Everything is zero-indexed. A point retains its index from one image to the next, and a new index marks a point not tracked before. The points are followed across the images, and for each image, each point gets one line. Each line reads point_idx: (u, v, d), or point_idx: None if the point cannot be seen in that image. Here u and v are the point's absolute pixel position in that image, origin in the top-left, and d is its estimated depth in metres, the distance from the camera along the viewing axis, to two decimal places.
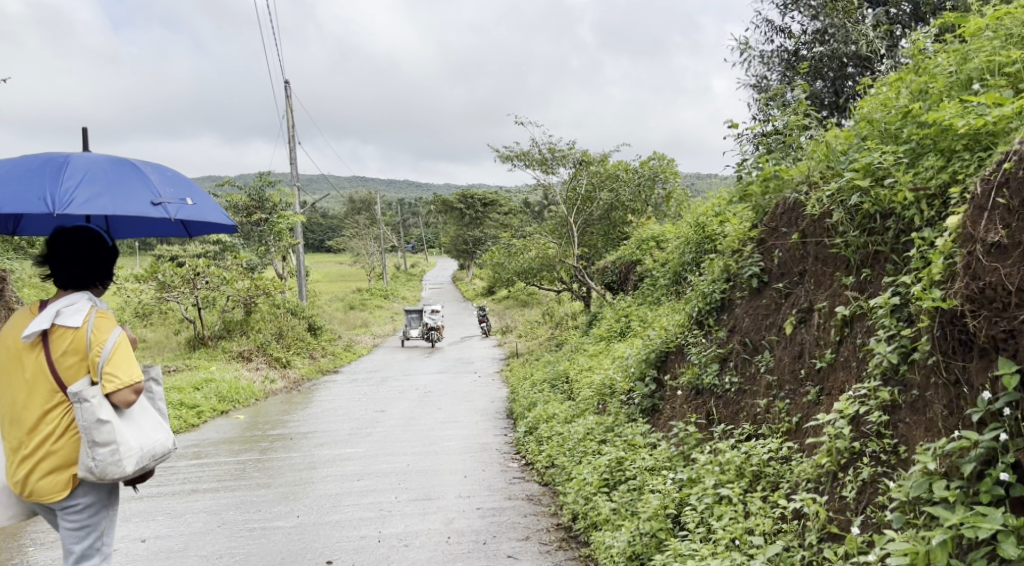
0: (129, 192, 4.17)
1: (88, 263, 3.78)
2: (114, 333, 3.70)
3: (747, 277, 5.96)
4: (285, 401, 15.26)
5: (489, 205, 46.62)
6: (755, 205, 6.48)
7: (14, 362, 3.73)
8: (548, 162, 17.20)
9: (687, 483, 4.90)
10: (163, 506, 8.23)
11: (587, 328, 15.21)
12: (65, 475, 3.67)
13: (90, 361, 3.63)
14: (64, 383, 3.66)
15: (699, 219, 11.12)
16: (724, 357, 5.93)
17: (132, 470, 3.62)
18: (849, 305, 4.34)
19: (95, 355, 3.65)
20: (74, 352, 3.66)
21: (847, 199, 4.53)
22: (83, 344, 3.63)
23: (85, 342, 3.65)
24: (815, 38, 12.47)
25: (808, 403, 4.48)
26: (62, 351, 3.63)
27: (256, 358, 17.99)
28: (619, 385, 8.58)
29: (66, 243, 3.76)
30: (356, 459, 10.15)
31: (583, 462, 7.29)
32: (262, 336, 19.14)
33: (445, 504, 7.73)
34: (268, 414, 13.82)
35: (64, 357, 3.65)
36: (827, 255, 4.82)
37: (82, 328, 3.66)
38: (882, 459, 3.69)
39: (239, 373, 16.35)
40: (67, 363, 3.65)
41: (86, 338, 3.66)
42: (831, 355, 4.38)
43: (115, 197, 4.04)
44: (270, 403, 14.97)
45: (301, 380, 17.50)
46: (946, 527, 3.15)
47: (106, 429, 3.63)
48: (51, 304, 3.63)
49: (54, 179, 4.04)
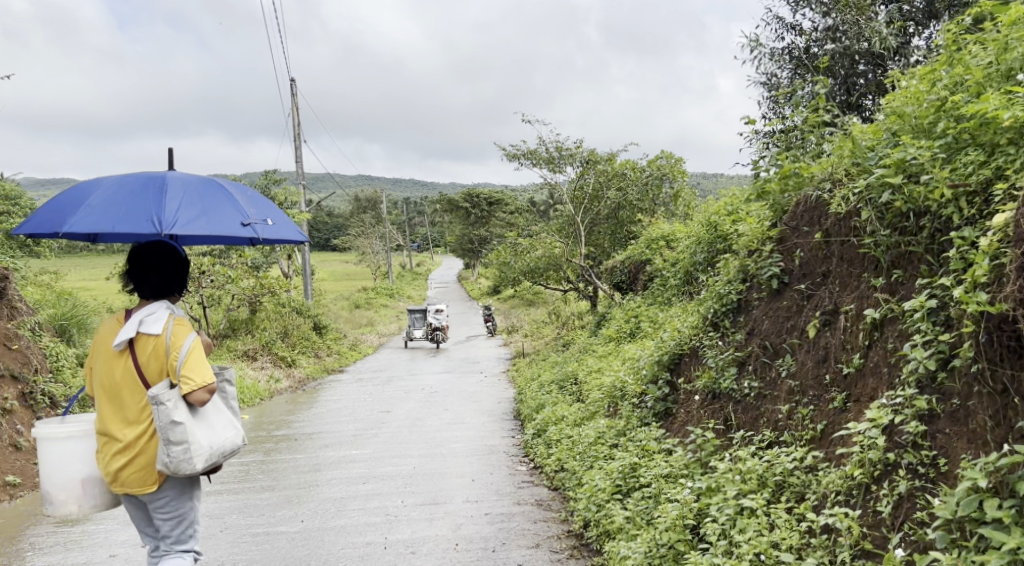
0: (224, 214, 4.74)
1: (171, 281, 4.09)
2: (189, 339, 4.00)
3: (765, 277, 5.77)
4: (291, 400, 15.11)
5: (494, 204, 46.42)
6: (773, 203, 6.29)
7: (103, 366, 4.06)
8: (555, 160, 17.00)
9: (706, 492, 4.71)
10: None
11: (595, 328, 15.01)
12: (143, 470, 3.96)
13: (168, 365, 3.93)
14: (146, 385, 3.97)
15: (710, 218, 10.92)
16: (742, 361, 5.74)
17: (206, 465, 3.89)
18: (879, 308, 4.17)
19: (172, 360, 3.95)
20: (154, 356, 3.97)
21: (877, 196, 4.36)
22: (162, 349, 3.94)
23: (164, 347, 3.96)
24: (826, 35, 12.21)
25: (834, 410, 4.30)
26: (143, 356, 3.94)
27: (261, 358, 17.84)
28: (629, 387, 8.40)
29: (149, 262, 4.05)
30: (361, 461, 9.98)
31: (595, 467, 7.10)
32: (267, 334, 19.01)
33: (453, 509, 7.56)
34: (272, 414, 13.66)
35: (145, 361, 3.96)
36: (854, 255, 4.65)
37: (161, 335, 3.97)
38: (919, 472, 3.52)
39: (244, 372, 16.20)
40: (148, 367, 3.96)
41: (165, 344, 3.97)
42: (859, 360, 4.21)
43: (211, 218, 4.66)
44: (275, 403, 14.83)
45: (306, 380, 17.35)
46: (1003, 550, 2.95)
47: (182, 428, 3.91)
48: (134, 313, 3.96)
49: (152, 201, 4.60)
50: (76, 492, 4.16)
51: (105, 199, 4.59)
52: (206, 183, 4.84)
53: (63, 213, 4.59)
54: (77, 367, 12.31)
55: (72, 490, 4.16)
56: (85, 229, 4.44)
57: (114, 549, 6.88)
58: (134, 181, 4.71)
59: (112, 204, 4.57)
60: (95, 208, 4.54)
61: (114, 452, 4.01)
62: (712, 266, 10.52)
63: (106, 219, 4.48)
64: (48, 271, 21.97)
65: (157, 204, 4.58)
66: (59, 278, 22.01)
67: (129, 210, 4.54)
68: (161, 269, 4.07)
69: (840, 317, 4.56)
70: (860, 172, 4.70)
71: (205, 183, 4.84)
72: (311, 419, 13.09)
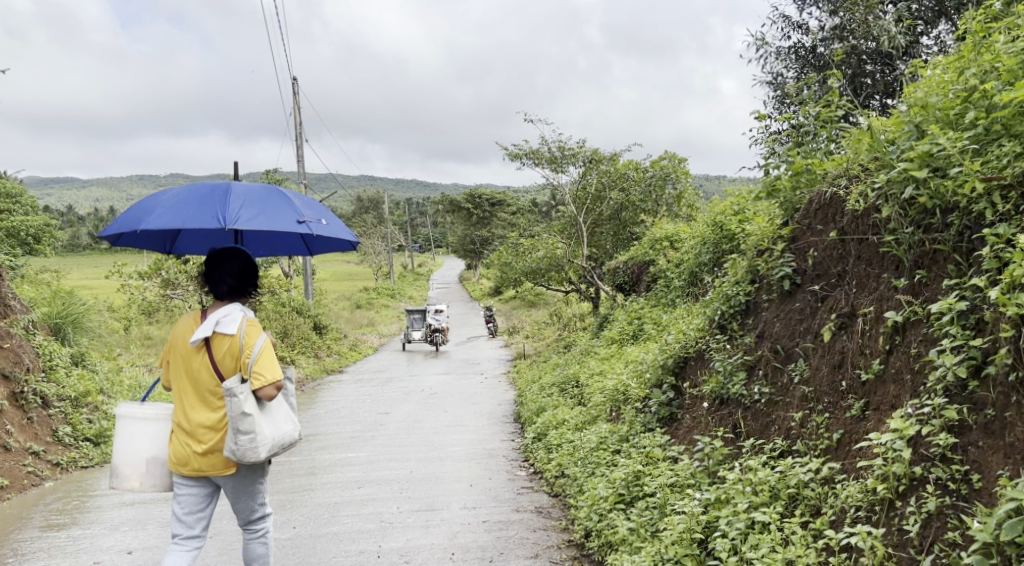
0: (279, 214, 4.87)
1: (239, 275, 4.33)
2: (262, 339, 4.24)
3: (776, 277, 5.54)
4: None
5: (497, 205, 46.14)
6: (784, 200, 6.06)
7: (181, 361, 4.31)
8: (558, 160, 16.75)
9: (715, 504, 4.46)
10: (156, 513, 7.82)
11: (597, 329, 14.76)
12: (214, 458, 4.21)
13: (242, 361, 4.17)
14: (220, 379, 4.22)
15: (715, 219, 10.66)
16: (752, 365, 5.52)
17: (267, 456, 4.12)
18: (901, 311, 3.97)
19: (245, 357, 4.19)
20: (229, 353, 4.21)
21: (900, 191, 4.14)
22: (236, 347, 4.18)
23: (238, 345, 4.20)
24: (834, 34, 11.97)
25: (851, 419, 4.08)
26: (218, 353, 4.18)
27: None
28: (632, 391, 8.15)
29: (220, 263, 4.30)
30: (358, 465, 9.75)
31: (597, 474, 6.86)
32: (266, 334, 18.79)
33: (449, 516, 7.32)
34: None
35: (221, 357, 4.20)
36: (873, 255, 4.43)
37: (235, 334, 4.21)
38: (950, 488, 3.33)
39: None
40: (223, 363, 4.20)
41: (239, 343, 4.21)
42: (879, 366, 3.99)
43: (269, 216, 4.83)
44: None
45: (304, 380, 17.11)
46: None
47: (252, 419, 4.14)
48: (211, 312, 4.20)
49: (218, 201, 4.81)
50: (139, 469, 4.50)
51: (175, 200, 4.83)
52: (262, 187, 5.00)
53: (137, 214, 4.85)
54: (70, 366, 12.07)
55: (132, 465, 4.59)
56: (156, 226, 4.69)
57: (98, 555, 6.63)
58: (202, 184, 4.95)
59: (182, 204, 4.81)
60: (165, 209, 4.78)
61: (186, 440, 4.26)
62: (718, 267, 10.27)
63: (176, 218, 4.71)
64: (48, 270, 21.79)
65: (221, 203, 4.79)
66: (59, 276, 21.81)
67: (196, 210, 4.77)
68: (228, 261, 4.31)
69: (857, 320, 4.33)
70: (879, 167, 4.48)
71: (262, 187, 5.00)
72: (308, 421, 12.85)
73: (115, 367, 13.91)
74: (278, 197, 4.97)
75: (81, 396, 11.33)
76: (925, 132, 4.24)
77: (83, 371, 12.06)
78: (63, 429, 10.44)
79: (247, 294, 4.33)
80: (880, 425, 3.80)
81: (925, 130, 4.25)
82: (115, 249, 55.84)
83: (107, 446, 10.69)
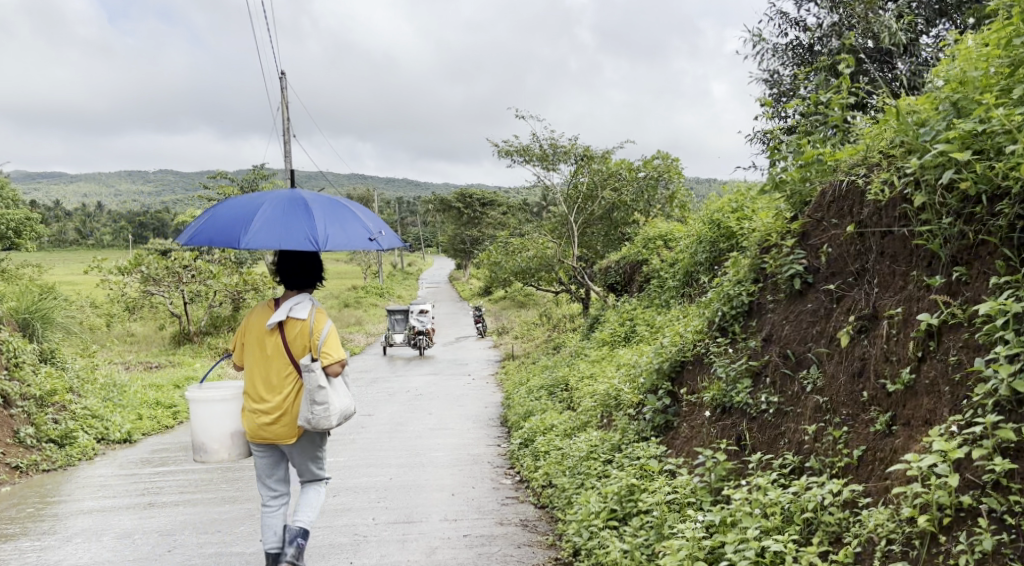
0: (354, 229, 4.76)
1: (307, 274, 4.63)
2: (330, 323, 4.59)
3: (785, 276, 5.07)
4: None
5: (487, 204, 45.65)
6: (792, 191, 5.62)
7: (253, 342, 4.64)
8: (549, 158, 16.30)
9: (719, 528, 3.99)
10: (116, 522, 7.30)
11: (587, 331, 14.29)
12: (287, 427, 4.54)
13: (313, 342, 4.51)
14: (292, 359, 4.55)
15: (712, 218, 10.20)
16: (758, 372, 5.06)
17: (337, 422, 4.45)
18: (938, 312, 3.60)
19: (315, 339, 4.54)
20: (300, 336, 4.55)
21: (937, 176, 3.77)
22: (308, 329, 4.53)
23: (309, 328, 4.55)
24: (833, 30, 11.56)
25: (874, 434, 3.65)
26: (292, 335, 4.52)
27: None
28: (625, 396, 7.69)
29: (291, 259, 4.63)
30: (335, 470, 9.24)
31: (587, 486, 6.40)
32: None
33: (427, 530, 6.85)
34: None
35: (293, 340, 4.54)
36: (899, 250, 4.01)
37: (307, 319, 4.55)
38: (1008, 523, 2.93)
39: (224, 371, 15.82)
40: (296, 345, 4.54)
41: (310, 326, 4.56)
42: (909, 376, 3.59)
43: (347, 232, 4.68)
44: None
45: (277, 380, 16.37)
46: None
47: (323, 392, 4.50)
48: (286, 299, 4.53)
49: (303, 219, 4.60)
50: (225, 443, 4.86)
51: (260, 218, 4.56)
52: (328, 198, 4.82)
53: (221, 234, 4.54)
54: (38, 364, 11.52)
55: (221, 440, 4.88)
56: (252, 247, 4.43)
57: None
58: (279, 197, 4.70)
59: (268, 222, 4.56)
60: (254, 229, 4.51)
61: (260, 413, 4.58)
62: (715, 267, 9.82)
63: (269, 238, 4.47)
64: (27, 264, 21.21)
65: (308, 223, 4.59)
66: (39, 272, 21.22)
67: (285, 229, 4.53)
68: (302, 266, 4.63)
69: (880, 323, 3.90)
70: (909, 148, 4.08)
71: (327, 198, 4.82)
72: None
73: (89, 365, 13.37)
74: (349, 211, 4.82)
75: (49, 395, 10.78)
76: (965, 111, 3.81)
77: (52, 369, 11.51)
78: (25, 429, 9.87)
79: (312, 288, 4.63)
80: (916, 446, 3.38)
81: (963, 108, 3.83)
82: (102, 246, 55.07)
83: (74, 447, 10.15)
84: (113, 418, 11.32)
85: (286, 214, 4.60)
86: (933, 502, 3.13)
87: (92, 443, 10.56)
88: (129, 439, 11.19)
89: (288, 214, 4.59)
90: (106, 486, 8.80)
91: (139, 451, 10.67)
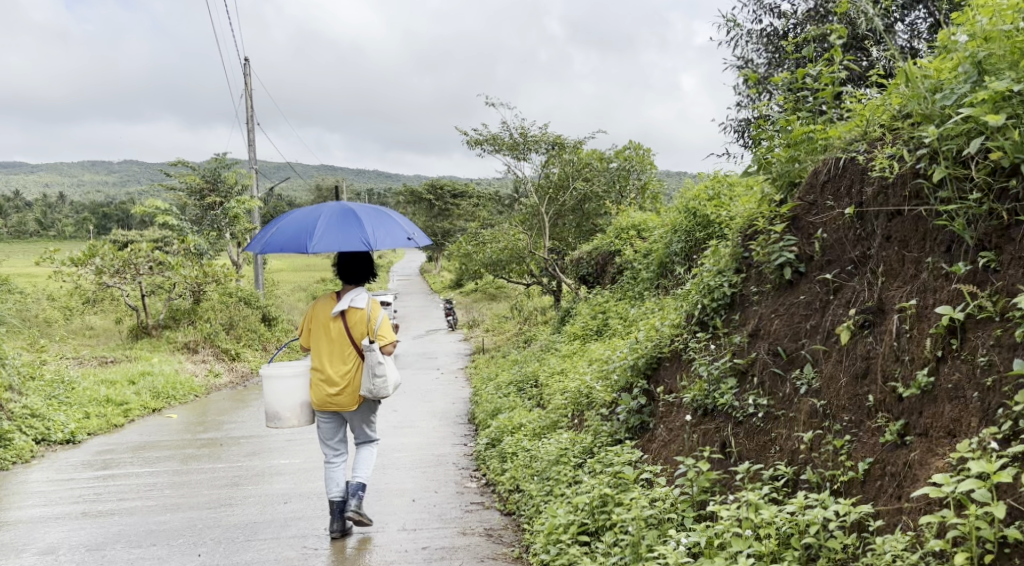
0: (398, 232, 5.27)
1: (363, 270, 5.26)
2: (384, 312, 5.29)
3: (774, 264, 4.59)
4: (229, 399, 13.80)
5: (459, 196, 44.80)
6: (780, 172, 5.14)
7: (318, 328, 5.29)
8: (519, 147, 15.60)
9: (704, 551, 3.51)
10: (42, 535, 6.68)
11: (558, 325, 13.79)
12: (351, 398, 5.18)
13: (373, 326, 5.21)
14: (353, 342, 5.20)
15: (687, 206, 9.75)
16: (743, 371, 4.56)
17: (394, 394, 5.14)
18: (962, 306, 3.20)
19: (373, 323, 5.22)
20: (360, 322, 5.22)
21: (961, 145, 3.40)
22: (367, 316, 5.20)
23: (367, 316, 5.21)
24: (812, 14, 11.12)
25: (883, 446, 3.22)
26: (354, 320, 5.19)
27: (200, 351, 16.52)
28: (597, 395, 7.20)
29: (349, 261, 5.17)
30: (290, 473, 8.63)
31: (556, 495, 5.90)
32: (208, 325, 17.44)
33: (383, 541, 6.34)
34: (205, 414, 12.32)
35: (353, 325, 5.20)
36: (912, 232, 3.58)
37: (365, 308, 5.23)
38: None
39: (181, 367, 15.11)
40: (356, 329, 5.19)
41: (367, 314, 5.23)
42: (926, 379, 3.17)
43: (394, 235, 5.19)
44: (210, 401, 13.51)
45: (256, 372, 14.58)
46: None
47: (380, 366, 5.16)
48: (347, 291, 5.20)
49: (355, 228, 5.09)
50: (298, 413, 5.32)
51: (320, 227, 5.04)
52: (369, 206, 5.31)
53: (288, 244, 5.01)
54: None
55: (295, 412, 5.34)
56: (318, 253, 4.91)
57: None
58: (332, 208, 5.17)
59: (327, 230, 5.04)
60: (317, 236, 4.99)
61: (326, 387, 5.22)
62: (691, 258, 9.36)
63: (331, 244, 4.95)
64: None
65: (361, 230, 5.08)
66: None
67: (343, 235, 5.02)
68: (357, 259, 5.23)
69: (891, 317, 3.47)
70: (923, 116, 3.68)
71: (369, 206, 5.31)
72: (245, 420, 11.71)
73: (35, 361, 12.62)
74: (390, 217, 5.32)
75: None
76: (988, 74, 3.48)
77: None
78: None
79: (367, 280, 5.24)
80: (941, 465, 2.95)
81: (989, 70, 3.47)
82: (66, 237, 53.39)
83: (10, 450, 9.46)
84: (57, 417, 10.63)
85: (342, 222, 5.09)
86: (970, 534, 2.71)
87: (31, 444, 9.87)
88: (72, 440, 10.51)
89: (343, 223, 5.07)
90: (38, 493, 8.13)
91: (81, 452, 9.99)
